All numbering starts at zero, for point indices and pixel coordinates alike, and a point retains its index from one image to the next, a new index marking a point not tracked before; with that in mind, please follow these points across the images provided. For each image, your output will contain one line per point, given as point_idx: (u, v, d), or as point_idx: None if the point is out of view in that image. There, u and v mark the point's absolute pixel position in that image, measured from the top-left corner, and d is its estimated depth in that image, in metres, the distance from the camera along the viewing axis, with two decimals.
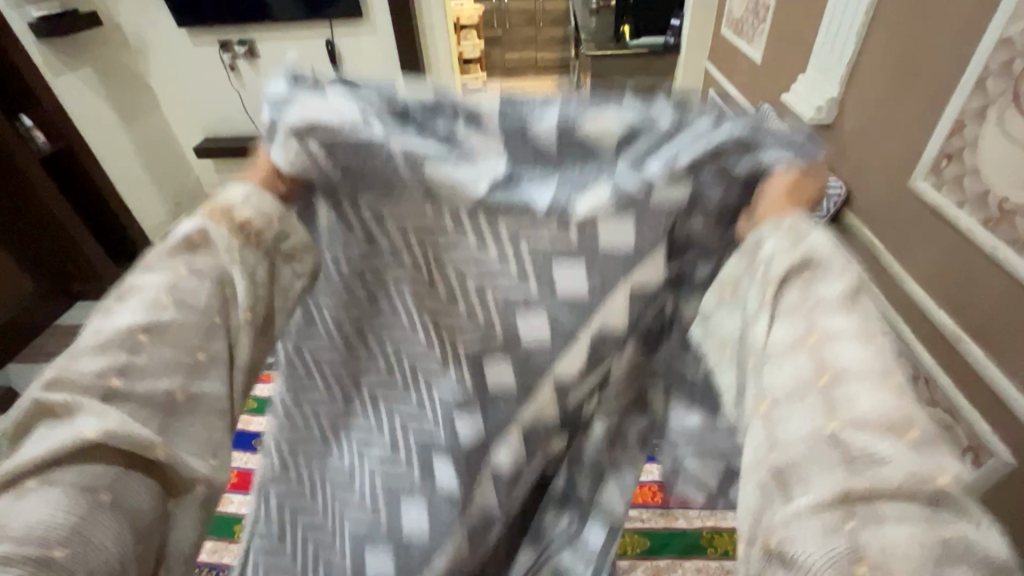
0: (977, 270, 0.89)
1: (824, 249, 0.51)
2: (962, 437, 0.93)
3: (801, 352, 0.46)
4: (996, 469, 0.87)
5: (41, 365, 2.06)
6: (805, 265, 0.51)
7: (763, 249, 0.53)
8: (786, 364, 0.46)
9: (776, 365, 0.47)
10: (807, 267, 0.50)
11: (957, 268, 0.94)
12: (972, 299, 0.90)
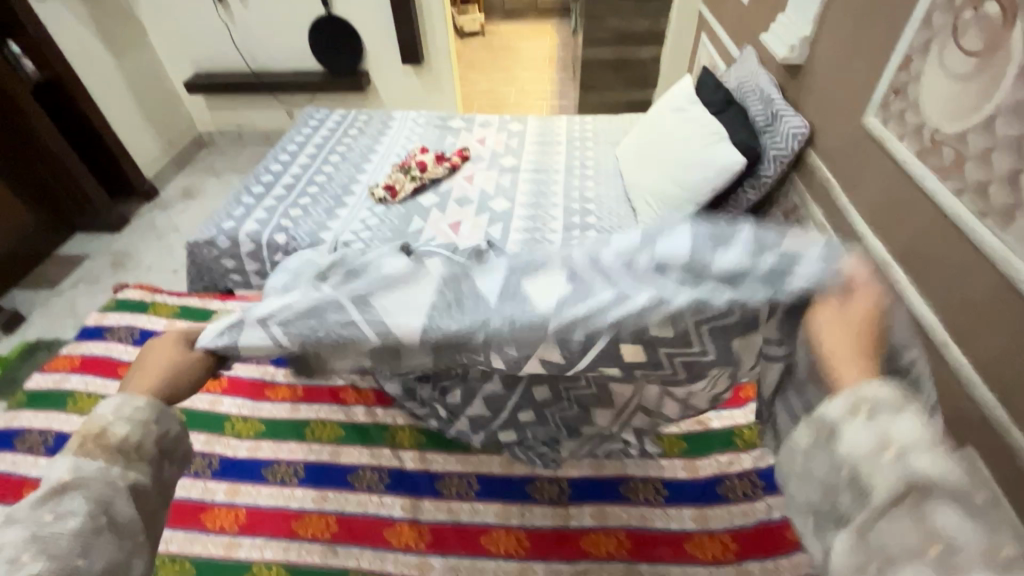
0: (911, 199, 0.95)
1: (912, 440, 0.48)
2: None
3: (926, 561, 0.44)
4: None
5: (45, 291, 2.16)
6: (911, 452, 0.48)
7: (847, 444, 0.51)
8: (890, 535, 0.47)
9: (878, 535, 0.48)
10: (916, 495, 0.46)
11: (902, 205, 0.97)
12: (914, 234, 0.94)
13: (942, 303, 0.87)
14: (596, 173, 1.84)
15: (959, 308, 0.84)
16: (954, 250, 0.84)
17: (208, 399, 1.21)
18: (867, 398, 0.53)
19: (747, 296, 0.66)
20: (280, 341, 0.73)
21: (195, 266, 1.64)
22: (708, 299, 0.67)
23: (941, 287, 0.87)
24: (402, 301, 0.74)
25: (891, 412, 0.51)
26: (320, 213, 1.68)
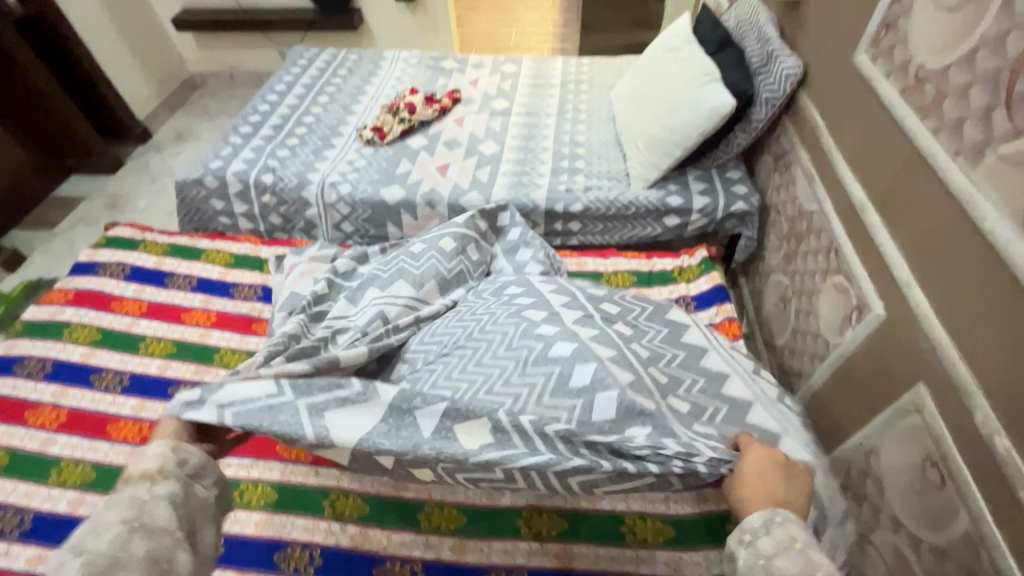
0: (890, 140, 0.94)
1: (775, 549, 0.62)
2: (853, 298, 1.02)
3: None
4: (869, 324, 0.95)
5: (44, 232, 2.19)
6: (773, 560, 0.62)
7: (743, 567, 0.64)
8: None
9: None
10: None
11: (892, 159, 0.93)
12: (898, 190, 0.90)
13: (916, 258, 0.85)
14: (589, 117, 1.80)
15: (930, 264, 0.82)
16: (935, 206, 0.81)
17: (197, 332, 1.25)
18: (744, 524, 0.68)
19: (675, 461, 0.80)
20: (226, 422, 0.83)
21: (184, 206, 1.64)
22: (646, 441, 0.81)
23: (919, 244, 0.84)
24: (351, 421, 0.86)
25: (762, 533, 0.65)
26: (307, 154, 1.67)
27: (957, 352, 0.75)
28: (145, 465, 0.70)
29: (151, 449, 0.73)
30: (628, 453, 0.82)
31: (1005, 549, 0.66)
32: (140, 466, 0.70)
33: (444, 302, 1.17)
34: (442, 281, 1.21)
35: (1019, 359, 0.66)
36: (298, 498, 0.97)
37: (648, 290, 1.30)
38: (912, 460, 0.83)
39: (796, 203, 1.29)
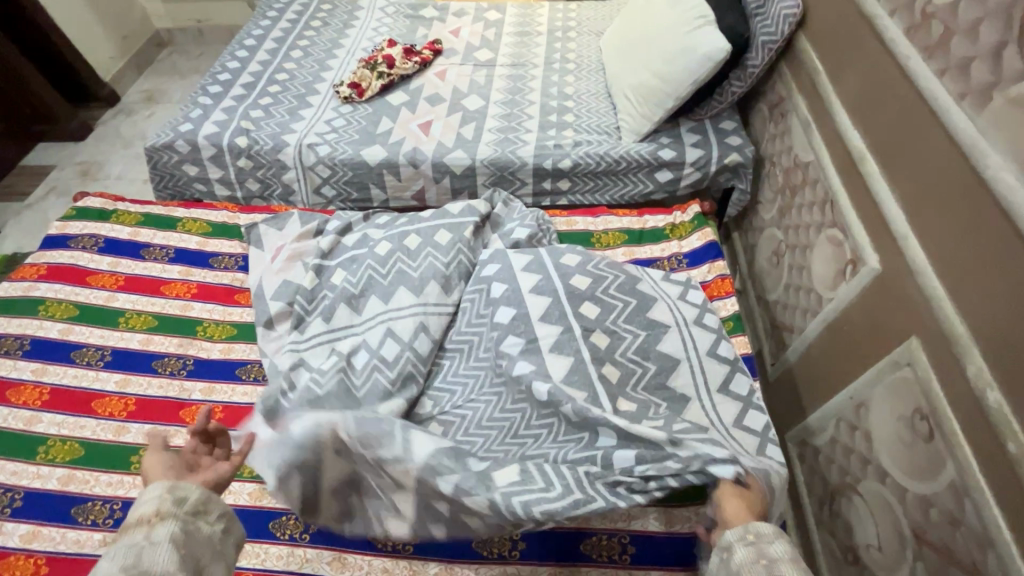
0: (892, 84, 0.89)
1: (782, 554, 0.64)
2: (848, 252, 1.00)
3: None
4: (864, 277, 0.94)
5: (15, 203, 2.10)
6: (777, 562, 0.63)
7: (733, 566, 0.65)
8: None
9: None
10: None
11: (897, 107, 0.87)
12: (902, 140, 0.85)
13: (915, 213, 0.82)
14: (578, 67, 1.71)
15: (931, 220, 0.78)
16: (939, 159, 0.77)
17: (178, 305, 1.21)
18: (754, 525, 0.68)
19: (654, 483, 0.82)
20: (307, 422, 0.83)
21: (157, 173, 1.57)
22: (631, 471, 0.83)
23: (920, 198, 0.81)
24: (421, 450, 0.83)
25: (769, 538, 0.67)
26: (282, 114, 1.59)
27: (952, 307, 0.74)
28: (141, 511, 0.65)
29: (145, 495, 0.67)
30: (621, 483, 0.84)
31: (990, 498, 0.67)
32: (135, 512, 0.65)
33: (445, 308, 1.13)
34: (443, 280, 1.16)
35: (1016, 312, 0.64)
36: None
37: (639, 248, 1.27)
38: (900, 412, 0.84)
39: (791, 154, 1.24)
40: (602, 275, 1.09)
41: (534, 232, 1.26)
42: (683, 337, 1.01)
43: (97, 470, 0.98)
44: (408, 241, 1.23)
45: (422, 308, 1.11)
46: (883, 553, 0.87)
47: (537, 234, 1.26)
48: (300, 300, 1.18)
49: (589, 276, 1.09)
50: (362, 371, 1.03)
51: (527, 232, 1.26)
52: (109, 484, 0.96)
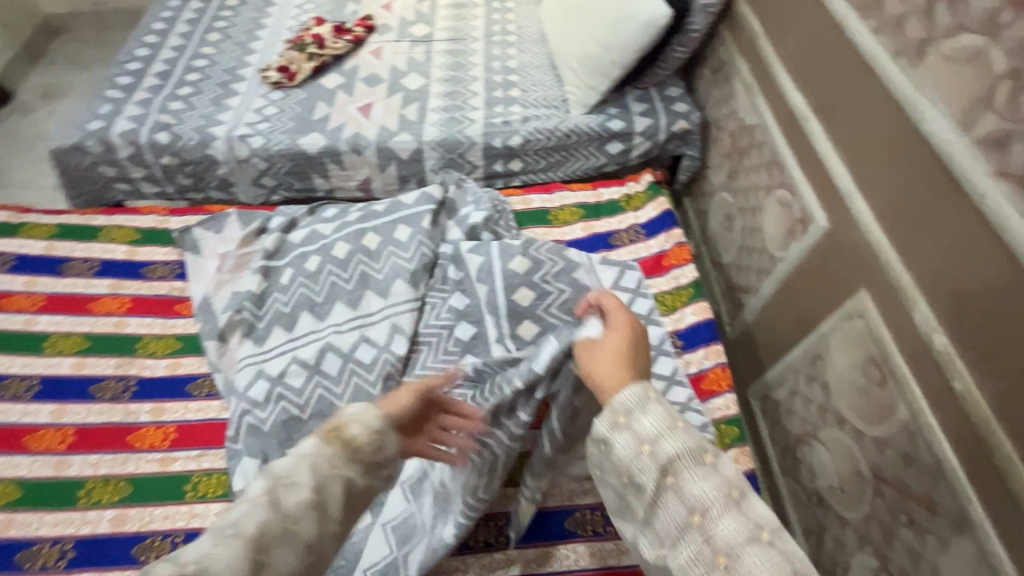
0: (830, 44, 0.91)
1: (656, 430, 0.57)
2: (797, 212, 1.03)
3: (691, 531, 0.54)
4: (814, 235, 0.97)
5: None
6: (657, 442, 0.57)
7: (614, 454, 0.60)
8: (662, 519, 0.56)
9: (658, 512, 0.57)
10: (671, 480, 0.56)
11: (838, 67, 0.89)
12: (846, 102, 0.87)
13: (861, 173, 0.84)
14: (519, 40, 1.66)
15: (877, 180, 0.80)
16: (883, 123, 0.79)
17: (111, 322, 1.11)
18: (620, 405, 0.61)
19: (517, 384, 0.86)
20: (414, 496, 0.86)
21: (68, 177, 1.42)
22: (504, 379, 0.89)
23: (865, 159, 0.83)
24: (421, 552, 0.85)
25: (638, 414, 0.59)
26: (206, 104, 1.46)
27: (901, 264, 0.76)
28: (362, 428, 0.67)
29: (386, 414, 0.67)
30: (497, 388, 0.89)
31: (941, 434, 0.71)
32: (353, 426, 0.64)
33: (413, 304, 1.11)
34: (409, 277, 1.13)
35: (955, 260, 0.68)
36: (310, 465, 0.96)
37: (597, 222, 1.26)
38: (854, 363, 0.88)
39: (736, 117, 1.26)
40: (542, 259, 1.07)
41: (492, 216, 1.24)
42: None
43: (39, 510, 0.90)
44: (367, 241, 1.19)
45: (392, 310, 1.10)
46: (845, 494, 0.93)
47: (499, 223, 1.24)
48: (248, 307, 1.11)
49: (529, 260, 1.08)
50: (340, 378, 1.01)
51: (487, 219, 1.23)
52: (56, 523, 0.89)
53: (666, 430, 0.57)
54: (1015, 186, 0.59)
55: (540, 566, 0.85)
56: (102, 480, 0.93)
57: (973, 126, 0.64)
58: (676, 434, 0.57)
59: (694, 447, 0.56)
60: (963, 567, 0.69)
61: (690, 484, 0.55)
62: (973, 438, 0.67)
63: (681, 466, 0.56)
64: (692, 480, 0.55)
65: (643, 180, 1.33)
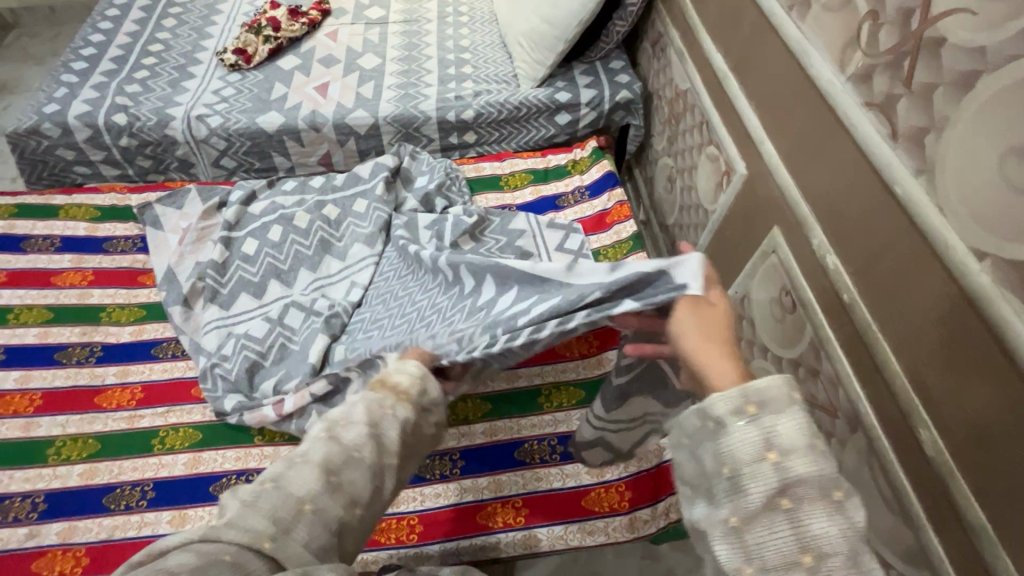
0: (741, 7, 1.00)
1: (793, 444, 0.49)
2: (723, 165, 1.11)
3: (798, 571, 0.47)
4: (737, 183, 1.05)
5: None
6: (788, 457, 0.49)
7: (729, 444, 0.51)
8: (767, 543, 0.48)
9: (751, 528, 0.49)
10: (788, 504, 0.48)
11: (755, 31, 0.95)
12: (765, 69, 0.92)
13: (778, 132, 0.90)
14: (471, 20, 1.73)
15: (792, 139, 0.86)
16: (797, 87, 0.84)
17: (75, 293, 1.14)
18: (757, 392, 0.51)
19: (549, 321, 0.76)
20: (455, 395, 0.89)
21: (25, 161, 1.43)
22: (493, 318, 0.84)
23: (782, 121, 0.89)
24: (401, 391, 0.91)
25: (776, 413, 0.51)
26: (163, 87, 1.49)
27: (814, 220, 0.82)
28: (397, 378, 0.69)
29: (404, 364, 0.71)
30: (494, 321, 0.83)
31: (837, 346, 0.80)
32: (396, 377, 0.68)
33: (371, 266, 1.16)
34: (368, 243, 1.19)
35: (846, 202, 0.75)
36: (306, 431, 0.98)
37: (545, 186, 1.35)
38: (772, 290, 0.96)
39: (673, 85, 1.34)
40: (484, 239, 1.20)
41: (444, 179, 1.31)
42: (535, 240, 1.19)
43: (9, 470, 0.93)
44: (327, 212, 1.24)
45: (350, 273, 1.16)
46: None
47: (452, 186, 1.31)
48: (211, 275, 1.15)
49: (474, 237, 1.19)
50: (301, 329, 1.07)
51: (436, 183, 1.30)
52: (27, 479, 0.92)
53: (806, 447, 0.49)
54: (877, 112, 0.68)
55: (492, 493, 0.92)
56: (71, 438, 0.97)
57: (847, 64, 0.73)
58: (814, 454, 0.49)
59: (833, 478, 0.49)
60: (858, 460, 0.78)
61: (805, 519, 0.48)
62: (861, 345, 0.75)
63: (802, 493, 0.48)
64: (813, 511, 0.48)
65: (588, 145, 1.41)
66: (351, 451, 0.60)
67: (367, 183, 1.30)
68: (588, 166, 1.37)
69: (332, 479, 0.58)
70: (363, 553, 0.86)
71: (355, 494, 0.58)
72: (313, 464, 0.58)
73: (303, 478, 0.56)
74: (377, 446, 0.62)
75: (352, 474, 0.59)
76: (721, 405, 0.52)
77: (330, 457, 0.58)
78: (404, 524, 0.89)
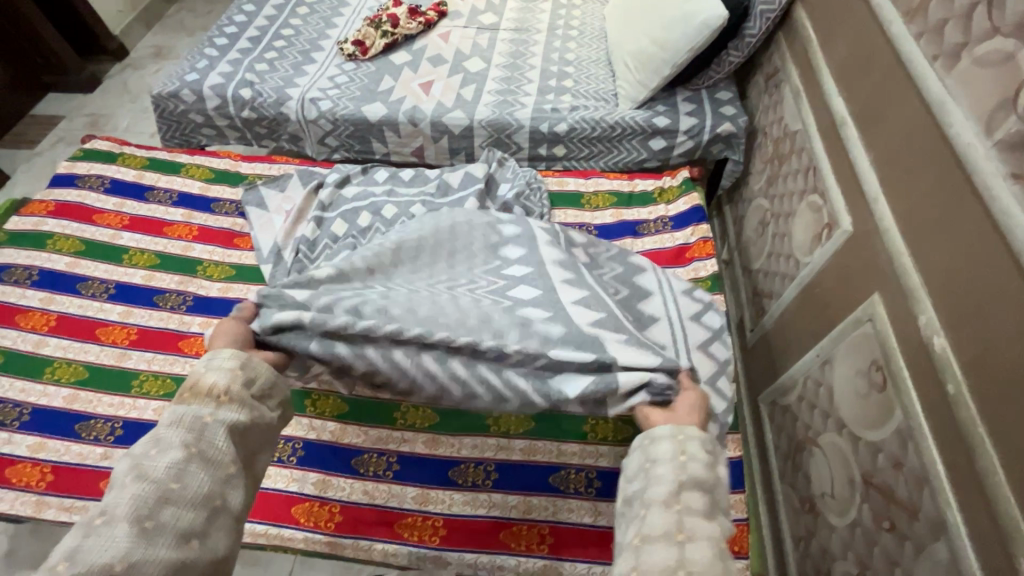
0: (876, 51, 0.92)
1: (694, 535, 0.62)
2: (826, 217, 1.03)
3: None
4: (838, 240, 0.96)
5: (24, 151, 2.03)
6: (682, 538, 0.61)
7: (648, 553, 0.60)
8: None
9: None
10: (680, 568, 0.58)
11: (886, 80, 0.88)
12: (890, 119, 0.85)
13: (896, 190, 0.82)
14: (580, 35, 1.72)
15: (914, 199, 0.77)
16: (928, 145, 0.76)
17: (180, 245, 1.26)
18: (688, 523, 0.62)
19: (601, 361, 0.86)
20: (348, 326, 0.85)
21: (164, 121, 1.61)
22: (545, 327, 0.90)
23: (904, 178, 0.80)
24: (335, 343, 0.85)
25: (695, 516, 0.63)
26: (287, 69, 1.61)
27: (925, 292, 0.73)
28: (213, 379, 0.71)
29: (219, 362, 0.73)
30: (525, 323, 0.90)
31: (929, 439, 0.70)
32: (207, 380, 0.71)
33: None
34: None
35: (969, 280, 0.66)
36: (371, 408, 1.00)
37: (627, 210, 1.31)
38: (863, 365, 0.86)
39: (782, 124, 1.27)
40: None
41: (523, 188, 1.32)
42: None
43: (100, 392, 1.04)
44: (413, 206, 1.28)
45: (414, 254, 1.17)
46: (835, 500, 0.92)
47: (532, 195, 1.32)
48: (303, 250, 1.21)
49: None
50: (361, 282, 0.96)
51: (511, 192, 1.31)
52: (111, 405, 1.02)
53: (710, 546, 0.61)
54: None
55: (519, 513, 0.90)
56: (153, 374, 1.06)
57: (994, 129, 0.64)
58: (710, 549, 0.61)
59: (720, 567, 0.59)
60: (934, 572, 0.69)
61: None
62: (958, 443, 0.66)
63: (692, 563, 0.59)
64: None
65: (679, 174, 1.36)
66: (168, 485, 0.62)
67: (451, 179, 1.34)
68: (674, 197, 1.32)
69: (148, 526, 0.59)
70: (385, 543, 0.88)
71: (186, 528, 0.61)
72: (118, 520, 0.58)
73: (112, 535, 0.57)
74: (203, 464, 0.65)
75: (172, 510, 0.61)
76: (694, 447, 0.69)
77: (138, 506, 0.59)
78: (429, 524, 0.89)
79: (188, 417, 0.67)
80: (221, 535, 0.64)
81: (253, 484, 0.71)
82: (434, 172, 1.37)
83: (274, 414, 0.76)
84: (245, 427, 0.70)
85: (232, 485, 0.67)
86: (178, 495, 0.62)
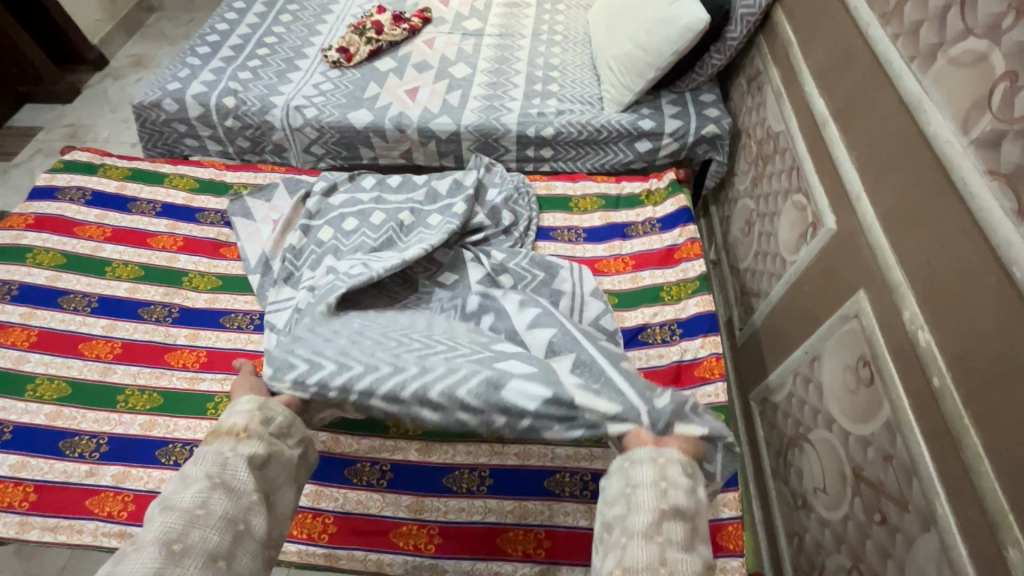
0: (855, 53, 0.93)
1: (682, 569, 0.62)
2: (810, 216, 1.04)
3: None
4: (822, 238, 0.98)
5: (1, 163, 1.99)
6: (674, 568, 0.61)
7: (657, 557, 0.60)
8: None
9: None
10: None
11: (865, 80, 0.89)
12: (870, 118, 0.87)
13: (877, 187, 0.83)
14: (564, 40, 1.74)
15: (895, 196, 0.79)
16: (908, 143, 0.77)
17: (164, 257, 1.24)
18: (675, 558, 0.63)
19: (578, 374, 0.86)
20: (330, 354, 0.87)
21: (145, 131, 1.59)
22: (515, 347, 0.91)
23: (884, 176, 0.82)
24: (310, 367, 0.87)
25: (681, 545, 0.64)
26: (270, 77, 1.60)
27: (908, 287, 0.74)
28: (233, 421, 0.71)
29: (240, 404, 0.73)
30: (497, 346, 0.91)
31: (917, 432, 0.71)
32: (230, 420, 0.71)
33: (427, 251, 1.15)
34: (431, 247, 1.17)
35: (951, 276, 0.68)
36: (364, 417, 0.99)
37: (615, 213, 1.32)
38: (851, 361, 0.87)
39: (765, 126, 1.29)
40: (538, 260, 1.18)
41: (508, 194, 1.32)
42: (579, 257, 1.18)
43: (85, 408, 1.02)
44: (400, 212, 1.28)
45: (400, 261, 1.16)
46: (827, 495, 0.93)
47: (519, 199, 1.33)
48: (288, 258, 1.20)
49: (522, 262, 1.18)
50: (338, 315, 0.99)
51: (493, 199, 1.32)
52: (96, 420, 1.00)
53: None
54: (1001, 183, 0.61)
55: (515, 518, 0.90)
56: (139, 390, 1.04)
57: (971, 128, 0.66)
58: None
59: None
60: (926, 564, 0.70)
61: None
62: (945, 435, 0.67)
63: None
64: None
65: (667, 176, 1.37)
66: (194, 511, 0.61)
67: (437, 186, 1.34)
68: (662, 199, 1.34)
69: (176, 549, 0.58)
70: (378, 553, 0.87)
71: (211, 550, 0.60)
72: (149, 544, 0.58)
73: (142, 557, 0.57)
74: (225, 493, 0.63)
75: (197, 535, 0.60)
76: (674, 473, 0.70)
77: (168, 530, 0.59)
78: (424, 532, 0.89)
79: (211, 455, 0.67)
80: (248, 560, 0.63)
81: (281, 524, 0.70)
82: (422, 179, 1.37)
83: (296, 452, 0.74)
84: (266, 459, 0.69)
85: (256, 511, 0.66)
86: (205, 519, 0.61)
